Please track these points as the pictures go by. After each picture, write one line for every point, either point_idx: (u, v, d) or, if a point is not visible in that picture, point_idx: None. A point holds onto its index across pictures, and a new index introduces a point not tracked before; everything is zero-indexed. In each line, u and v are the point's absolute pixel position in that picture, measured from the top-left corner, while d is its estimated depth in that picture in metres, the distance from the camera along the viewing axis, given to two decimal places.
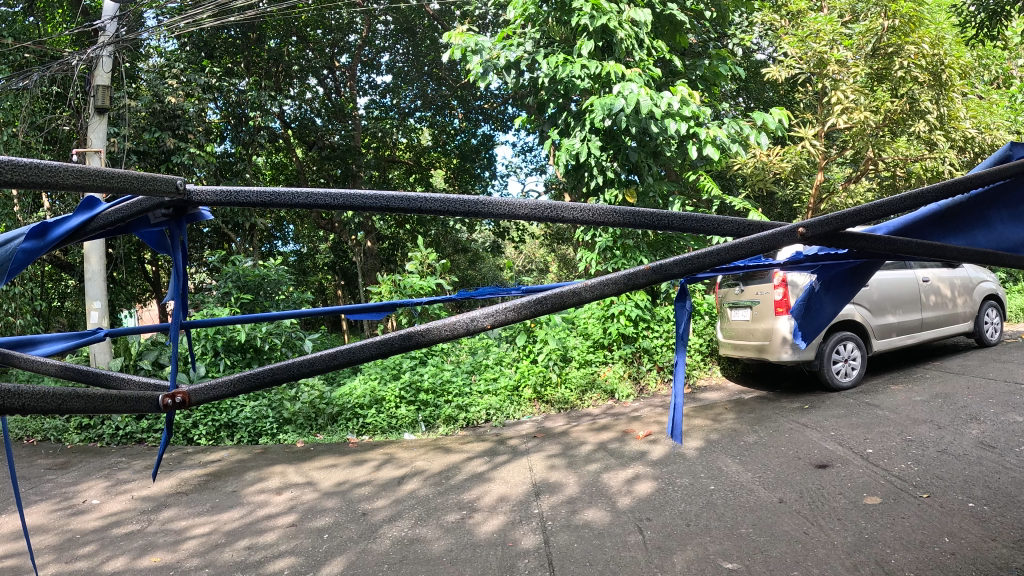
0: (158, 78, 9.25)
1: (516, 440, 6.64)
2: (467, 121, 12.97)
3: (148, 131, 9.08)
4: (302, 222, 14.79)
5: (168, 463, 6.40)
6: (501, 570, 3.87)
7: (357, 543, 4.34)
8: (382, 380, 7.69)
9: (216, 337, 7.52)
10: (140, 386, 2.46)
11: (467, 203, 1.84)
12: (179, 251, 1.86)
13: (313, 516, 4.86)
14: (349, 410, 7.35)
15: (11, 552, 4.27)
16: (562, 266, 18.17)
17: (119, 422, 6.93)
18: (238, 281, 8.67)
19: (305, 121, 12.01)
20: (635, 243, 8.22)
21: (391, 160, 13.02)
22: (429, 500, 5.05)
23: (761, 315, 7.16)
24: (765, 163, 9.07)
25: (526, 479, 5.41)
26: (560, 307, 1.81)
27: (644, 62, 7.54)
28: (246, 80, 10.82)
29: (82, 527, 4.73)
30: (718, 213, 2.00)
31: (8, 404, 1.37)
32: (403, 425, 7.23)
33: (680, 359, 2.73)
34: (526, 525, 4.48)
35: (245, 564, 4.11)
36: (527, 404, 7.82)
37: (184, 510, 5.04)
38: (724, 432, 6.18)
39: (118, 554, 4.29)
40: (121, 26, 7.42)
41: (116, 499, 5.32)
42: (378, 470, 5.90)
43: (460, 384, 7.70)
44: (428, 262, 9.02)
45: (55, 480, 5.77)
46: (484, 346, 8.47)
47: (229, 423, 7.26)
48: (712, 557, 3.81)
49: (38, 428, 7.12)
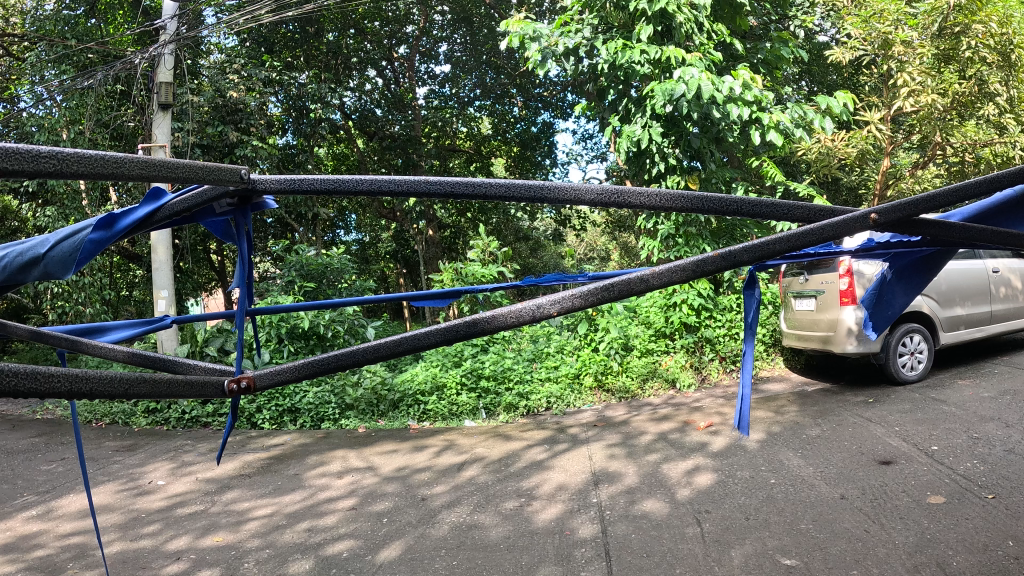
0: (219, 73, 9.53)
1: (576, 429, 6.63)
2: (527, 109, 13.00)
3: (211, 125, 9.37)
4: (364, 211, 15.03)
5: (233, 445, 6.64)
6: (557, 559, 3.88)
7: (415, 528, 4.42)
8: (444, 367, 7.81)
9: (282, 324, 7.76)
10: (206, 371, 2.55)
11: (531, 190, 1.82)
12: (244, 239, 1.93)
13: (373, 500, 4.96)
14: (411, 396, 7.48)
15: (79, 529, 4.49)
16: (625, 254, 17.99)
17: (185, 406, 7.25)
18: (301, 270, 8.87)
19: (366, 113, 12.07)
20: (698, 231, 8.06)
21: (451, 148, 13.08)
22: (488, 487, 5.09)
23: (827, 305, 6.95)
24: (830, 149, 8.76)
25: (585, 468, 5.40)
26: (628, 295, 1.77)
27: (704, 47, 7.38)
28: (306, 73, 11.05)
29: (148, 507, 4.95)
30: (787, 198, 1.94)
31: (79, 389, 1.44)
32: (464, 412, 7.31)
33: (748, 349, 2.66)
34: (584, 514, 4.48)
35: (306, 546, 4.23)
36: (588, 392, 7.78)
37: (246, 492, 5.22)
38: (787, 424, 6.03)
39: (181, 533, 4.47)
40: (181, 24, 7.71)
41: (181, 480, 5.55)
42: (436, 456, 5.99)
43: (522, 371, 7.73)
44: (490, 250, 9.06)
45: (123, 461, 6.06)
46: (545, 334, 8.46)
47: (292, 408, 7.48)
48: (770, 552, 3.73)
49: (106, 411, 7.49)
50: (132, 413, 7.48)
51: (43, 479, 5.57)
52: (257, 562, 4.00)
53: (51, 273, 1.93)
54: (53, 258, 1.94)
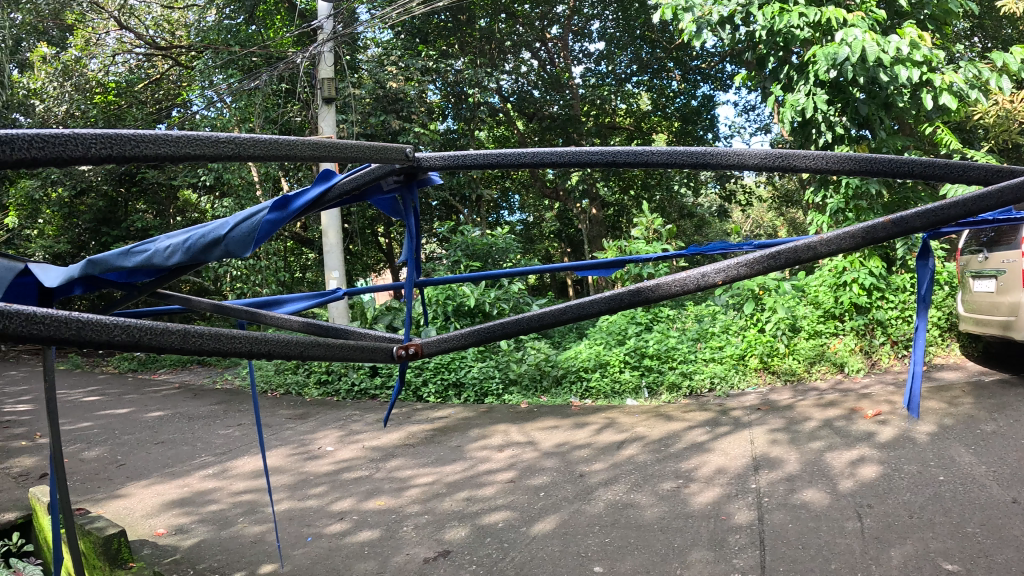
0: (377, 66, 10.05)
1: (741, 411, 6.40)
2: (687, 81, 12.78)
3: (373, 116, 9.90)
4: (527, 192, 15.22)
5: (398, 417, 7.04)
6: (710, 544, 3.81)
7: (572, 503, 4.50)
8: (608, 345, 7.90)
9: (450, 302, 8.17)
10: (374, 340, 2.77)
11: (692, 156, 1.87)
12: (409, 213, 2.09)
13: (532, 474, 5.10)
14: (574, 373, 7.61)
15: (250, 488, 4.98)
16: (794, 229, 16.97)
17: (355, 378, 7.77)
18: (467, 250, 9.26)
19: (523, 94, 12.25)
20: (871, 205, 7.44)
21: (612, 126, 12.94)
22: (647, 466, 5.07)
23: (1008, 287, 6.17)
24: (1010, 111, 7.82)
25: (746, 452, 5.22)
26: (794, 263, 1.75)
27: (868, 4, 6.76)
28: (461, 60, 11.31)
29: (315, 471, 5.40)
30: (964, 159, 1.84)
31: (257, 349, 1.59)
32: (626, 390, 7.29)
33: (919, 324, 2.45)
34: (742, 500, 4.35)
35: (464, 514, 4.44)
36: (753, 374, 7.42)
37: (410, 461, 5.55)
38: (959, 417, 5.47)
39: (345, 495, 4.84)
40: (337, 23, 8.18)
41: (347, 447, 6.00)
42: (597, 433, 6.02)
43: (686, 350, 7.60)
44: (655, 227, 8.84)
45: (294, 428, 6.66)
46: (710, 313, 8.28)
47: (457, 382, 7.83)
48: (932, 555, 3.43)
49: (281, 382, 8.21)
50: (304, 385, 8.14)
51: (223, 442, 6.24)
52: (418, 526, 4.26)
53: (233, 253, 2.09)
54: (234, 239, 2.10)
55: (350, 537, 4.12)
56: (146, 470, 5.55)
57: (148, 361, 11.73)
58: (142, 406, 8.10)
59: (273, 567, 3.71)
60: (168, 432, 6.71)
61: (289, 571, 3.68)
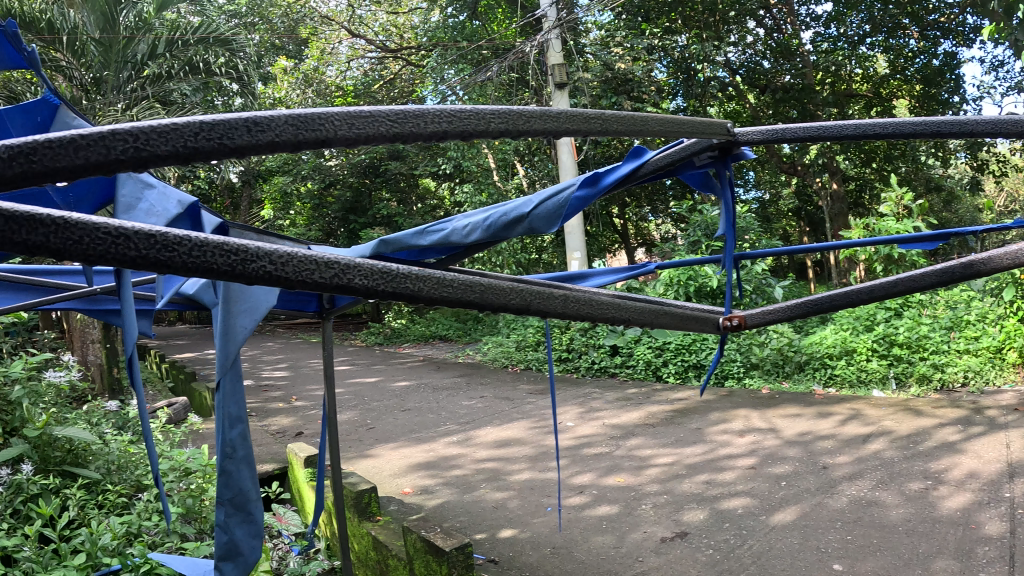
0: (603, 48, 9.84)
1: (995, 411, 5.66)
2: (926, 40, 11.14)
3: (605, 97, 9.77)
4: (765, 168, 13.97)
5: (638, 395, 6.86)
6: (956, 554, 3.41)
7: (814, 496, 4.21)
8: (855, 331, 7.30)
9: (693, 282, 7.85)
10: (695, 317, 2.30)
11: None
12: (728, 188, 1.95)
13: (773, 462, 4.83)
14: (818, 359, 7.16)
15: (494, 456, 5.09)
16: None
17: (595, 356, 7.94)
18: (708, 229, 8.54)
19: (753, 67, 11.24)
20: None
21: (850, 93, 11.97)
22: (893, 464, 4.65)
23: None
24: None
25: (1002, 457, 4.62)
26: None
27: None
28: (687, 35, 10.51)
29: (557, 444, 5.34)
30: None
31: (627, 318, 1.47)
32: (873, 380, 6.70)
33: None
34: (995, 509, 3.85)
35: (703, 497, 4.28)
36: (1011, 369, 6.53)
37: (650, 441, 5.42)
38: None
39: (587, 470, 4.83)
40: (559, 9, 8.25)
41: (589, 424, 6.00)
42: (844, 425, 5.57)
43: (939, 340, 6.82)
44: (904, 203, 7.92)
45: (536, 403, 6.67)
46: (965, 300, 7.41)
47: (699, 364, 7.14)
48: None
49: (521, 358, 8.45)
50: (543, 362, 8.36)
51: (465, 412, 6.46)
52: (656, 505, 4.17)
53: (537, 229, 1.96)
54: (537, 215, 1.96)
55: (588, 510, 4.11)
56: (395, 433, 5.90)
57: (392, 337, 12.79)
58: (395, 375, 8.67)
59: (512, 533, 3.80)
60: (414, 401, 7.09)
61: (529, 538, 3.74)
